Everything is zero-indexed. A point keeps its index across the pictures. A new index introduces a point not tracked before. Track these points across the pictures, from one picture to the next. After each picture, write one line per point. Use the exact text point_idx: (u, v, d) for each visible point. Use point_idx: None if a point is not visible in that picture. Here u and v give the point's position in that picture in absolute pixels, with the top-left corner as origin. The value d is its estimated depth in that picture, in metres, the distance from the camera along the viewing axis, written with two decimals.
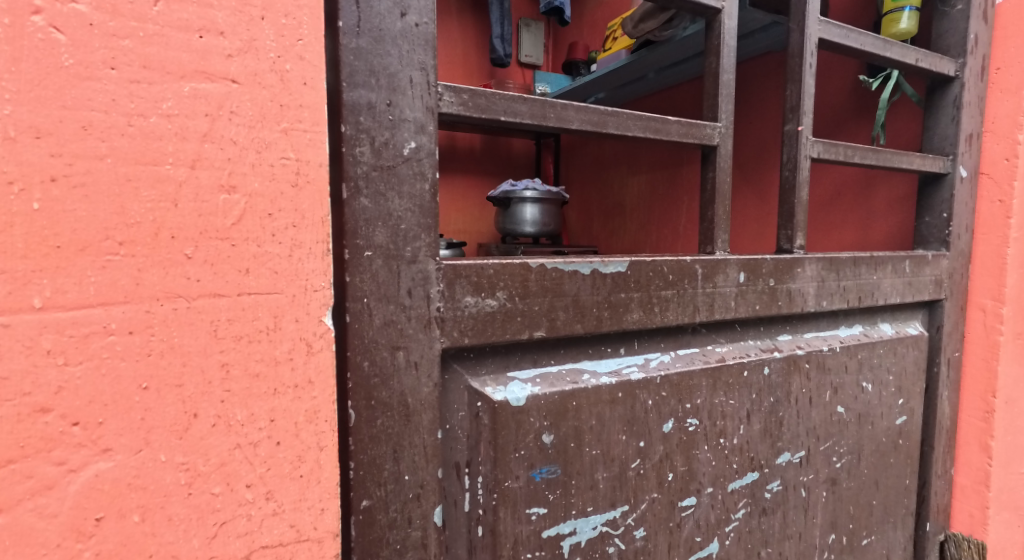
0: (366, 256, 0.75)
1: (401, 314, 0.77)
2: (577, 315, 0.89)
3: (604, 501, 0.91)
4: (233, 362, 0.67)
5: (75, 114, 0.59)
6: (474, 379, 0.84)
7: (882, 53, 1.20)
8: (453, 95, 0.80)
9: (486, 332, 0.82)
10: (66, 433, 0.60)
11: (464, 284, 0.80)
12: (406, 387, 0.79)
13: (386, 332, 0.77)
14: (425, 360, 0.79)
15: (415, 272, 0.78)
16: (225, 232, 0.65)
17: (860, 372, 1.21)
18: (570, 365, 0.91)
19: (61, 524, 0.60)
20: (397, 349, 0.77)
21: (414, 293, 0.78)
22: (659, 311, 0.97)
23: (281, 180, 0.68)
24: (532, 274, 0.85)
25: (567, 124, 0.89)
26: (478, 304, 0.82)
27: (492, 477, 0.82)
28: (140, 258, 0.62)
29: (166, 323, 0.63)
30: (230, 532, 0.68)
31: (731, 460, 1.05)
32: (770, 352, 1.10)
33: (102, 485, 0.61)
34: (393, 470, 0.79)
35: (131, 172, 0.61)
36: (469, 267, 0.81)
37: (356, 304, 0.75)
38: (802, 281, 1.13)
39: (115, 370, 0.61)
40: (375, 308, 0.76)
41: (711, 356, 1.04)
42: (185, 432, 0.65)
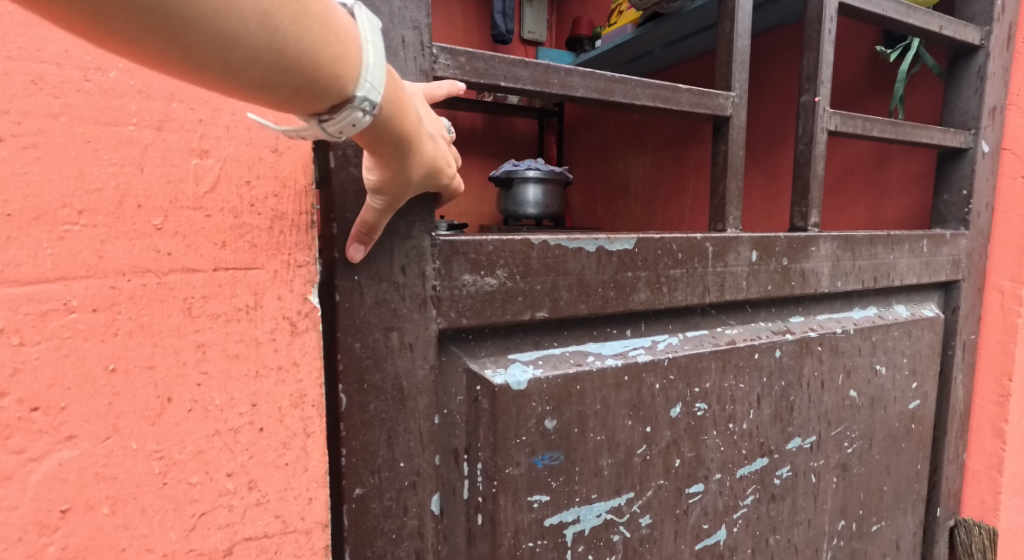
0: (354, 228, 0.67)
1: (395, 291, 0.71)
2: (581, 296, 0.83)
3: (608, 489, 0.86)
4: (210, 343, 0.62)
5: (23, 66, 0.54)
6: (471, 358, 0.78)
7: (905, 20, 1.13)
8: (449, 58, 0.73)
9: (488, 313, 0.77)
10: (25, 419, 0.55)
11: (461, 262, 0.74)
12: (400, 369, 0.73)
13: (379, 310, 0.70)
14: (421, 342, 0.73)
15: (410, 248, 0.71)
16: (198, 201, 0.60)
17: (875, 354, 1.16)
18: (575, 347, 0.86)
19: (22, 517, 0.56)
20: (390, 329, 0.71)
21: (405, 269, 0.71)
22: (668, 292, 0.91)
23: (259, 145, 0.63)
24: (535, 251, 0.79)
25: (571, 91, 0.82)
26: (477, 283, 0.76)
27: (492, 464, 0.76)
28: (102, 229, 0.57)
29: (133, 301, 0.58)
30: (210, 524, 0.63)
31: (740, 445, 1.00)
32: (780, 334, 1.05)
33: (67, 474, 0.57)
34: (387, 457, 0.73)
35: (89, 133, 0.56)
36: (468, 243, 0.75)
37: (345, 282, 0.68)
38: (817, 262, 1.07)
39: (78, 350, 0.57)
40: (366, 287, 0.69)
41: (722, 337, 0.99)
42: (158, 418, 0.60)
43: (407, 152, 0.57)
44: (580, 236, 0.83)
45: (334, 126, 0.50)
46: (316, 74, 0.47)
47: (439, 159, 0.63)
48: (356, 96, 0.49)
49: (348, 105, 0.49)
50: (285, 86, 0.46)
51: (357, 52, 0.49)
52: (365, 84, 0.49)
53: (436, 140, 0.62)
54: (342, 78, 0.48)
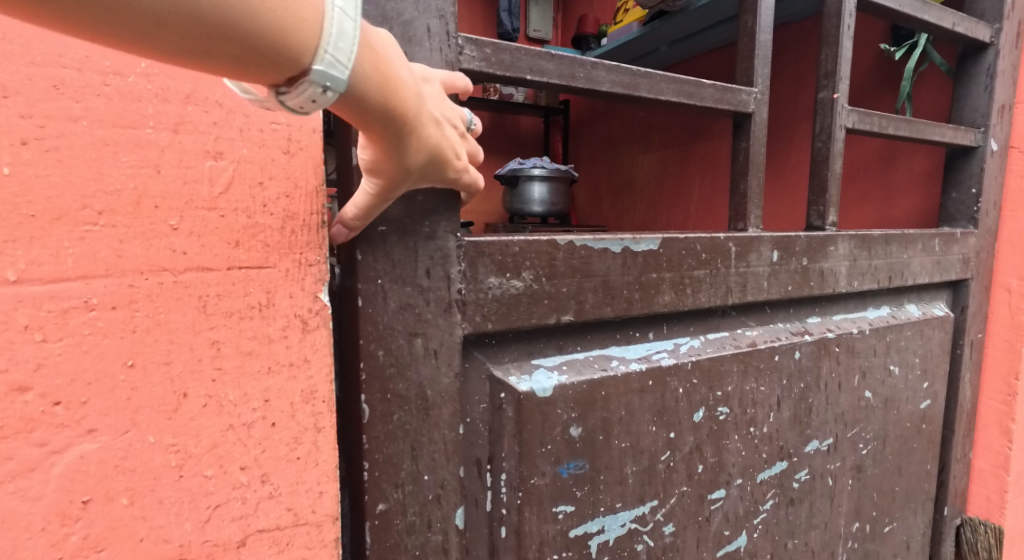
0: (379, 232, 0.71)
1: (419, 295, 0.73)
2: (605, 300, 0.84)
3: (632, 497, 0.87)
4: (224, 340, 0.63)
5: (45, 72, 0.55)
6: (495, 364, 0.78)
7: (919, 15, 1.12)
8: (475, 48, 0.74)
9: (512, 315, 0.77)
10: (48, 413, 0.57)
11: (487, 263, 0.75)
12: (424, 377, 0.74)
13: (404, 313, 0.73)
14: (445, 348, 0.74)
15: (434, 249, 0.73)
16: (212, 202, 0.62)
17: (889, 354, 1.16)
18: (599, 352, 0.87)
19: (45, 507, 0.58)
20: (415, 335, 0.73)
21: (429, 272, 0.73)
22: (692, 294, 0.92)
23: (271, 147, 0.65)
24: (561, 252, 0.80)
25: (597, 85, 0.83)
26: (503, 286, 0.76)
27: (517, 474, 0.76)
28: (121, 229, 0.58)
29: (150, 298, 0.60)
30: (225, 516, 0.65)
31: (761, 447, 1.01)
32: (797, 335, 1.05)
33: (87, 467, 0.59)
34: (411, 469, 0.75)
35: (108, 136, 0.57)
36: (492, 244, 0.75)
37: (370, 285, 0.71)
38: (834, 264, 1.08)
39: (98, 347, 0.58)
40: (389, 291, 0.72)
41: (741, 340, 1.00)
42: (175, 412, 0.62)
43: (398, 135, 0.57)
44: (607, 237, 0.83)
45: (294, 101, 0.49)
46: (257, 41, 0.45)
47: (442, 147, 0.63)
48: (313, 69, 0.47)
49: (306, 78, 0.48)
50: (219, 52, 0.45)
51: (311, 21, 0.47)
52: (326, 57, 0.47)
53: (442, 127, 0.62)
54: (292, 47, 0.46)
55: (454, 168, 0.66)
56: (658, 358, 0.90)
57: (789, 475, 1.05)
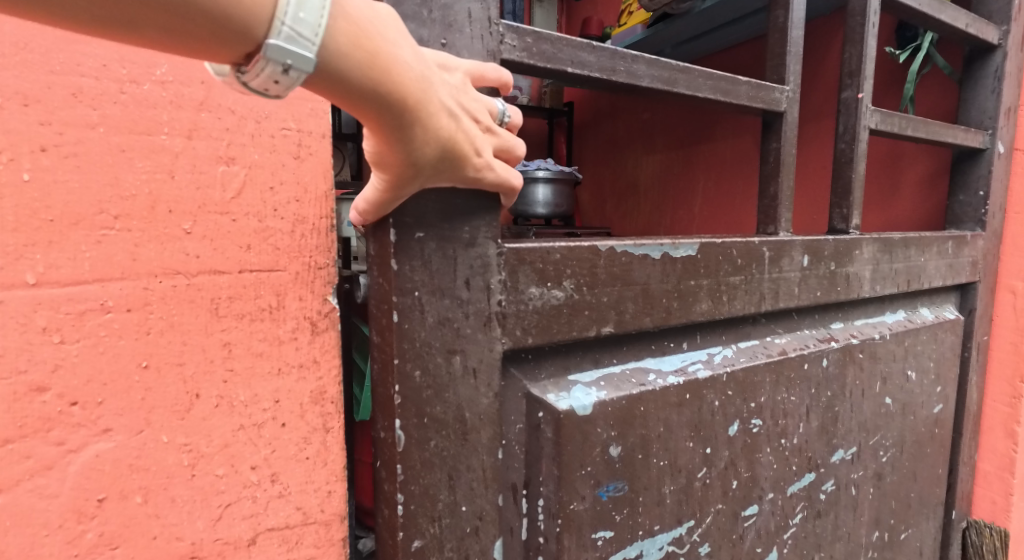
0: (416, 240, 0.59)
1: (457, 310, 0.62)
2: (642, 303, 0.73)
3: (670, 518, 0.76)
4: (235, 341, 0.65)
5: (63, 80, 0.56)
6: (532, 381, 0.68)
7: (936, 16, 1.07)
8: (517, 38, 0.63)
9: (552, 328, 0.66)
10: (65, 412, 0.58)
11: (528, 272, 0.64)
12: (462, 398, 0.63)
13: (443, 331, 0.61)
14: (485, 366, 0.63)
15: (474, 257, 0.62)
16: (224, 206, 0.63)
17: (908, 357, 1.11)
18: (634, 365, 0.76)
19: (62, 504, 0.59)
20: (453, 353, 0.62)
21: (469, 282, 0.62)
22: (729, 301, 0.82)
23: (282, 152, 0.66)
24: (600, 258, 0.69)
25: (638, 80, 0.73)
26: (544, 296, 0.66)
27: (556, 499, 0.66)
28: (136, 233, 0.60)
29: (164, 301, 0.61)
30: (235, 514, 0.66)
31: (793, 463, 0.92)
32: (827, 341, 0.96)
33: (103, 465, 0.60)
34: (449, 501, 0.63)
35: (124, 142, 0.59)
36: (533, 251, 0.64)
37: (407, 299, 0.59)
38: (863, 268, 1.00)
39: (114, 348, 0.59)
40: (427, 304, 0.60)
41: (775, 347, 0.90)
42: (187, 412, 0.63)
43: (388, 121, 0.49)
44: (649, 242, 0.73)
45: (256, 82, 0.43)
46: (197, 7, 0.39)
47: (456, 142, 0.53)
48: (268, 42, 0.41)
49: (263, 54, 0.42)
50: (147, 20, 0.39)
51: None
52: (283, 29, 0.41)
53: (456, 119, 0.53)
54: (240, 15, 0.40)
55: (475, 168, 0.56)
56: (695, 369, 0.79)
57: (819, 490, 0.97)
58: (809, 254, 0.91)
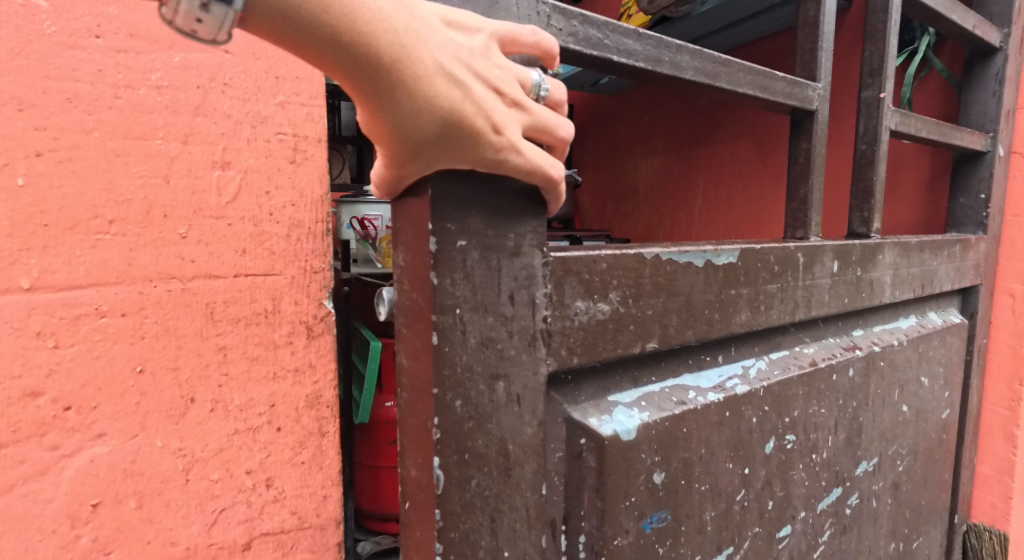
0: (458, 248, 0.40)
1: (501, 328, 0.43)
2: (693, 312, 0.53)
3: (708, 549, 0.54)
4: (230, 345, 0.65)
5: (60, 85, 0.56)
6: (570, 404, 0.47)
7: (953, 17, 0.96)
8: (563, 20, 0.45)
9: (598, 349, 0.47)
10: (59, 417, 0.58)
11: (576, 283, 0.45)
12: (508, 432, 0.44)
13: (484, 357, 0.42)
14: (533, 393, 0.44)
15: (520, 265, 0.43)
16: (220, 211, 0.64)
17: (920, 362, 0.78)
18: (671, 381, 0.53)
19: (56, 509, 0.58)
20: (496, 378, 0.43)
21: (517, 295, 0.43)
22: (765, 312, 0.59)
23: (278, 156, 0.66)
24: (649, 267, 0.49)
25: (715, 81, 0.56)
26: (588, 311, 0.46)
27: (599, 538, 0.46)
28: (131, 237, 0.60)
29: (159, 305, 0.61)
30: (231, 519, 0.67)
31: (822, 478, 0.65)
32: (850, 350, 0.68)
33: (98, 470, 0.59)
34: (487, 549, 0.43)
35: (120, 147, 0.59)
36: (582, 258, 0.45)
37: (445, 318, 0.40)
38: (881, 274, 0.72)
39: (109, 352, 0.59)
40: (469, 323, 0.42)
41: (802, 358, 0.63)
42: (182, 417, 0.63)
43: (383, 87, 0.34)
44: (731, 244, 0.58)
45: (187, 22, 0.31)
46: None
47: (470, 118, 0.37)
48: None
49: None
50: None
51: None
52: None
53: (469, 86, 0.36)
54: None
55: (496, 150, 0.38)
56: (733, 387, 0.56)
57: (843, 506, 0.68)
58: (844, 257, 0.66)
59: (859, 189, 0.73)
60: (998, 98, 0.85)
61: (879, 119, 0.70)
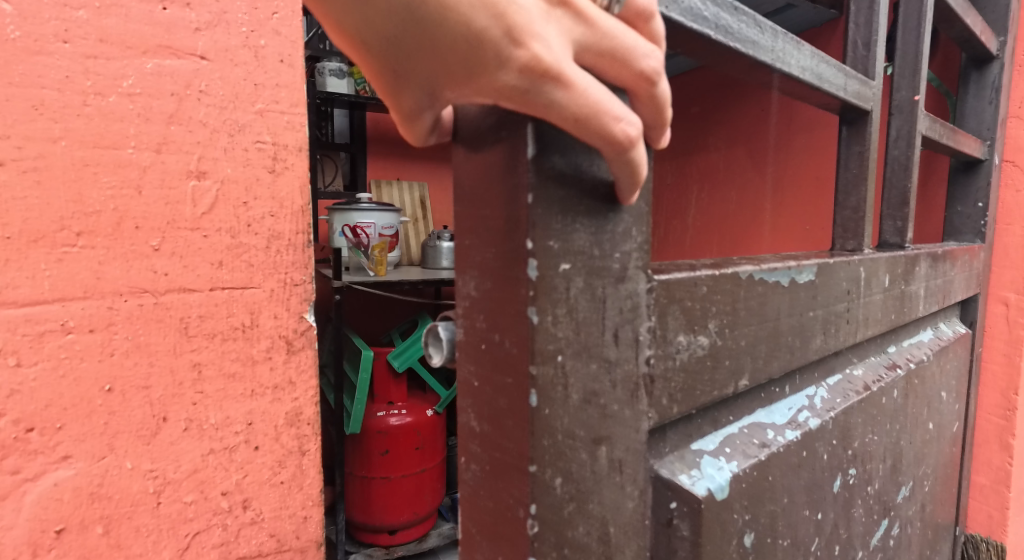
0: (561, 274, 0.28)
1: (604, 377, 0.30)
2: (776, 347, 0.39)
3: None
4: (206, 362, 0.62)
5: (24, 92, 0.54)
6: (657, 459, 0.33)
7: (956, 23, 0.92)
8: None
9: (698, 396, 0.34)
10: (21, 440, 0.55)
11: (681, 307, 0.32)
12: (608, 512, 0.31)
13: (587, 418, 0.29)
14: (635, 457, 0.31)
15: (620, 283, 0.30)
16: (195, 222, 0.61)
17: (942, 377, 0.64)
18: (748, 419, 0.40)
19: (16, 537, 0.56)
20: (598, 443, 0.30)
21: (621, 332, 0.30)
22: (834, 335, 0.45)
23: (256, 165, 0.64)
24: (741, 292, 0.36)
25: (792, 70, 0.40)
26: (688, 344, 0.33)
27: None
28: (100, 250, 0.57)
29: (130, 321, 0.59)
30: (205, 543, 0.64)
31: (874, 511, 0.51)
32: (891, 368, 0.55)
33: (62, 494, 0.57)
34: None
35: (88, 157, 0.56)
36: (684, 282, 0.33)
37: (545, 371, 0.28)
38: (918, 285, 0.57)
39: (75, 371, 0.57)
40: (573, 373, 0.29)
41: (856, 382, 0.49)
42: (153, 437, 0.60)
43: None
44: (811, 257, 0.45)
45: None
46: None
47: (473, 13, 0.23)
48: None
49: None
50: None
51: None
52: None
53: None
54: None
55: (520, 73, 0.23)
56: (806, 421, 0.42)
57: (888, 539, 0.54)
58: (893, 269, 0.52)
59: (888, 194, 0.58)
60: (996, 108, 0.73)
61: (913, 123, 0.56)
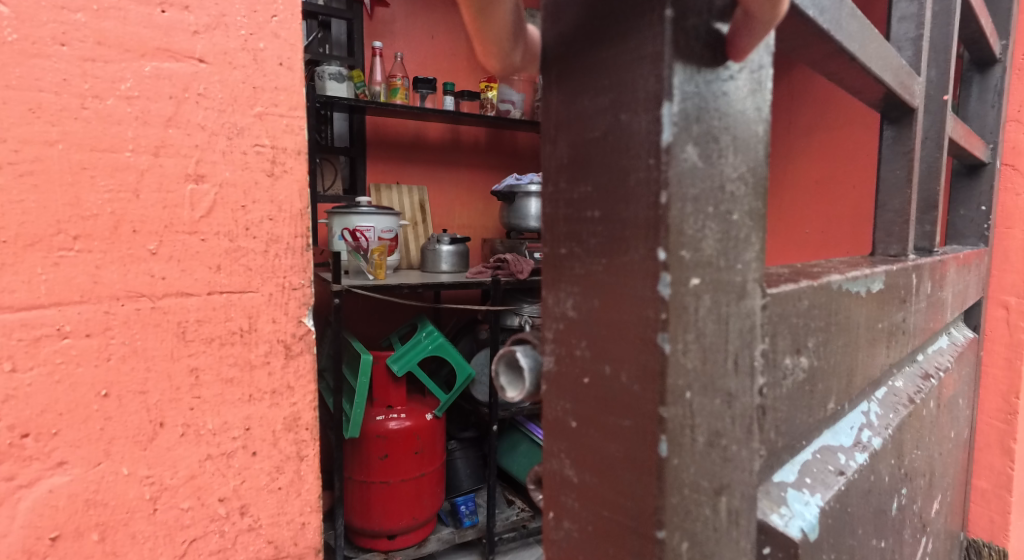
0: (692, 291, 0.23)
1: (724, 415, 0.25)
2: (857, 366, 0.35)
3: None
4: (203, 367, 0.62)
5: (21, 95, 0.53)
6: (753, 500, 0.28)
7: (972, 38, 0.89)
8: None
9: (796, 425, 0.29)
10: (16, 445, 0.54)
11: (789, 324, 0.28)
12: None
13: (712, 466, 0.25)
14: (747, 505, 0.26)
15: (742, 300, 0.25)
16: (193, 226, 0.61)
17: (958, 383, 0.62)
18: (820, 441, 0.34)
19: (10, 545, 0.55)
20: (719, 494, 0.25)
21: (741, 358, 0.25)
22: (896, 350, 0.41)
23: (255, 169, 0.64)
24: (835, 307, 0.32)
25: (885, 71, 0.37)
26: (791, 368, 0.28)
27: None
28: (97, 254, 0.57)
29: (127, 325, 0.58)
30: (202, 550, 0.64)
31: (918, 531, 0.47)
32: (927, 379, 0.51)
33: (57, 501, 0.56)
34: None
35: (86, 160, 0.56)
36: (793, 298, 0.28)
37: (676, 412, 0.23)
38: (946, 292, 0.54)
39: (71, 376, 0.56)
40: (700, 411, 0.24)
41: (902, 395, 0.44)
42: (150, 442, 0.60)
43: None
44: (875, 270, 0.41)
45: None
46: None
47: None
48: None
49: None
50: None
51: None
52: None
53: None
54: None
55: None
56: (871, 441, 0.37)
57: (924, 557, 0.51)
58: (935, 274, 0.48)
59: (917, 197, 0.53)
60: (999, 111, 0.72)
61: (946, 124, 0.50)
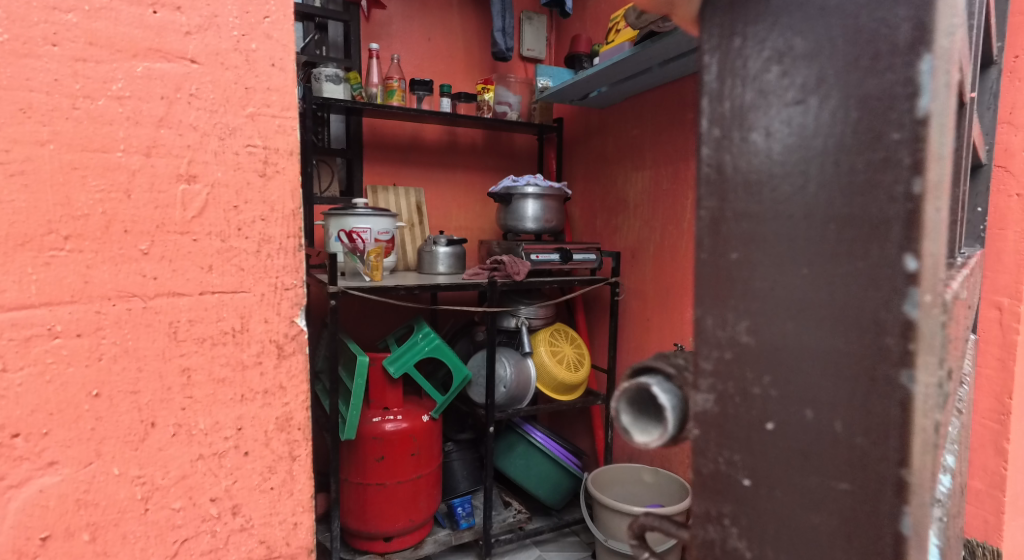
0: (919, 309, 0.28)
1: (931, 418, 0.29)
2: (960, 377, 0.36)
3: None
4: (195, 367, 0.62)
5: (12, 95, 0.53)
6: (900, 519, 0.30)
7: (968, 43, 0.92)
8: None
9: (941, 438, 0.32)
10: (6, 445, 0.54)
11: (954, 339, 0.31)
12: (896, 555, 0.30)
13: (928, 459, 0.29)
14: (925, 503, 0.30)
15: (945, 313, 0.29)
16: (185, 226, 0.61)
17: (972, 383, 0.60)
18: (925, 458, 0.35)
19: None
20: (904, 487, 0.29)
21: (942, 367, 0.29)
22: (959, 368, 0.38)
23: (247, 169, 0.64)
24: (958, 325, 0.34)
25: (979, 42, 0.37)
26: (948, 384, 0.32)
27: None
28: (88, 254, 0.57)
29: (118, 325, 0.58)
30: (193, 550, 0.64)
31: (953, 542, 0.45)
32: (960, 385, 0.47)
33: (47, 501, 0.56)
34: None
35: (77, 160, 0.56)
36: (954, 316, 0.31)
37: (903, 401, 0.29)
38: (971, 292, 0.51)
39: (62, 376, 0.56)
40: (909, 409, 0.29)
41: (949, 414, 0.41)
42: (141, 442, 0.60)
43: None
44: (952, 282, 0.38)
45: None
46: None
47: None
48: None
49: None
50: None
51: None
52: None
53: None
54: None
55: None
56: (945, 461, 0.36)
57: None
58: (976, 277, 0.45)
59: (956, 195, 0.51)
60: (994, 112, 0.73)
61: None
